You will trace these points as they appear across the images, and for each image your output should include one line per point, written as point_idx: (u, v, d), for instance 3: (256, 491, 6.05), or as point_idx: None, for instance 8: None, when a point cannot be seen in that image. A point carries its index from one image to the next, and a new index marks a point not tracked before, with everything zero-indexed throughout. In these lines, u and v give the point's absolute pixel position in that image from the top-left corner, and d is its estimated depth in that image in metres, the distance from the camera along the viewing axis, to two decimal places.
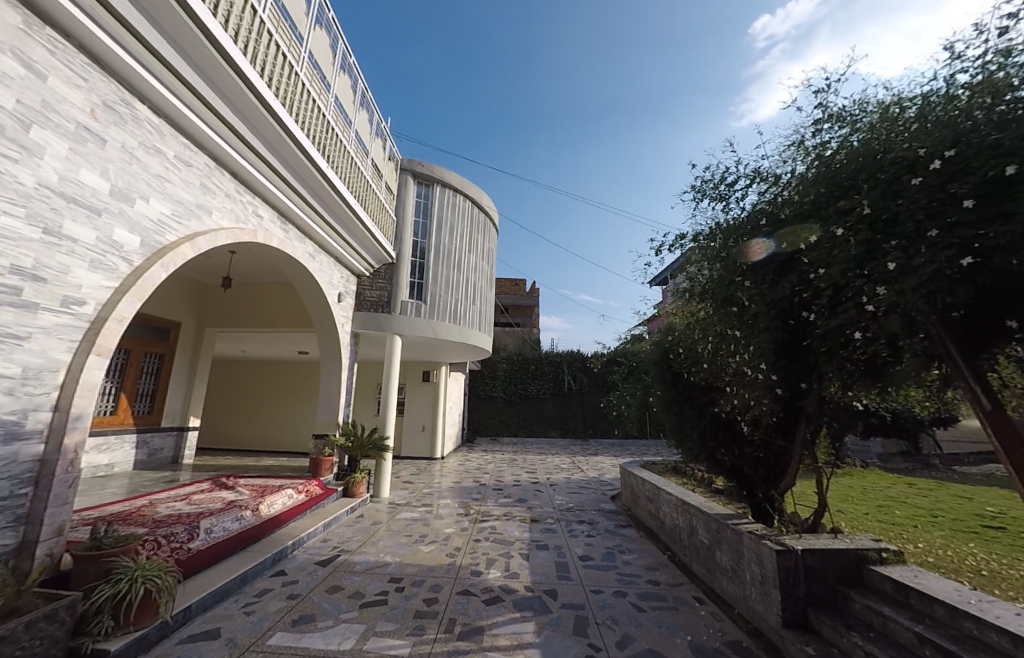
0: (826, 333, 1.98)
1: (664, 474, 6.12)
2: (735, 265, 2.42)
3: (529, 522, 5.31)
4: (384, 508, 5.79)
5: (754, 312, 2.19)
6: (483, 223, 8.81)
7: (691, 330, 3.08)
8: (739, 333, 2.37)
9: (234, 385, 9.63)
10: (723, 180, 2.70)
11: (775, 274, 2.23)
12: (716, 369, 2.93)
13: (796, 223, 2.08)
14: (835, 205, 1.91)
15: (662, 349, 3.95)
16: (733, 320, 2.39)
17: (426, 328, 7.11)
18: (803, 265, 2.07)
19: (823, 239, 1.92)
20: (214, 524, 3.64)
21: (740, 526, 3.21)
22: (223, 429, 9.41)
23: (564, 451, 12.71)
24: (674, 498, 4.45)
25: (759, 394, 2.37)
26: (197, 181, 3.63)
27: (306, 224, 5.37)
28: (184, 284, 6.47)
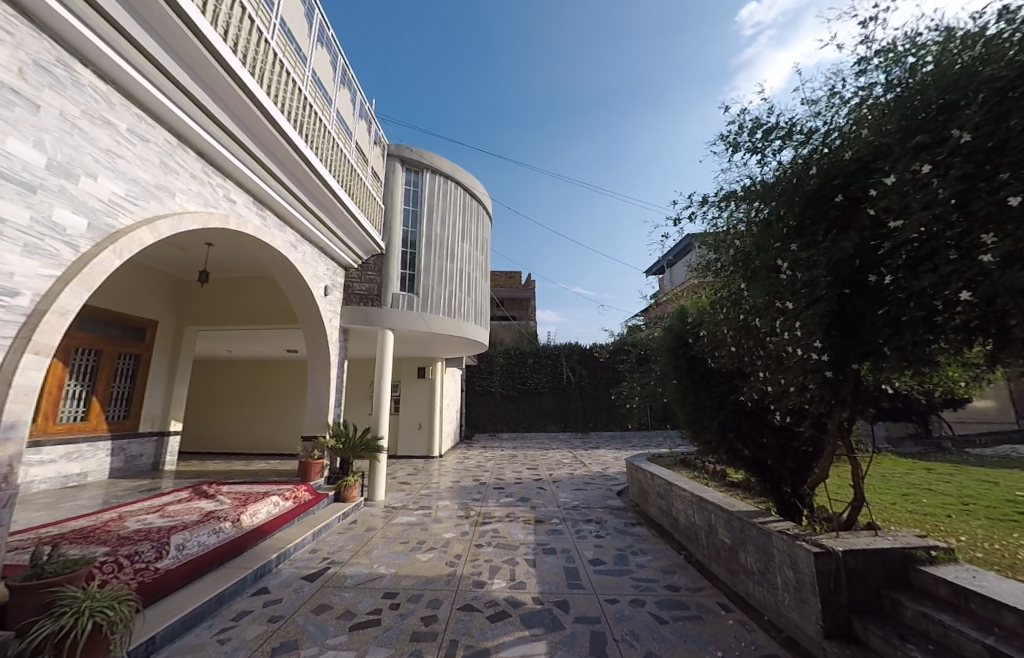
0: (904, 297, 1.62)
1: (673, 468, 5.85)
2: (776, 225, 2.08)
3: (534, 523, 5.01)
4: (379, 512, 5.46)
5: (805, 277, 1.85)
6: (477, 211, 8.42)
7: (718, 308, 2.74)
8: (783, 304, 2.04)
9: (221, 386, 9.22)
10: (760, 128, 2.35)
11: (832, 231, 1.87)
12: (746, 351, 2.59)
13: (859, 168, 1.74)
14: (913, 140, 1.53)
15: (678, 334, 3.62)
16: (777, 289, 2.04)
17: (419, 321, 6.75)
18: (870, 217, 1.71)
19: (899, 182, 1.55)
20: (188, 538, 3.30)
21: (767, 525, 2.89)
22: (210, 432, 9.01)
23: (565, 445, 12.45)
24: (688, 495, 4.16)
25: (799, 375, 2.04)
26: (156, 158, 3.19)
27: (287, 211, 4.96)
28: (159, 279, 6.06)
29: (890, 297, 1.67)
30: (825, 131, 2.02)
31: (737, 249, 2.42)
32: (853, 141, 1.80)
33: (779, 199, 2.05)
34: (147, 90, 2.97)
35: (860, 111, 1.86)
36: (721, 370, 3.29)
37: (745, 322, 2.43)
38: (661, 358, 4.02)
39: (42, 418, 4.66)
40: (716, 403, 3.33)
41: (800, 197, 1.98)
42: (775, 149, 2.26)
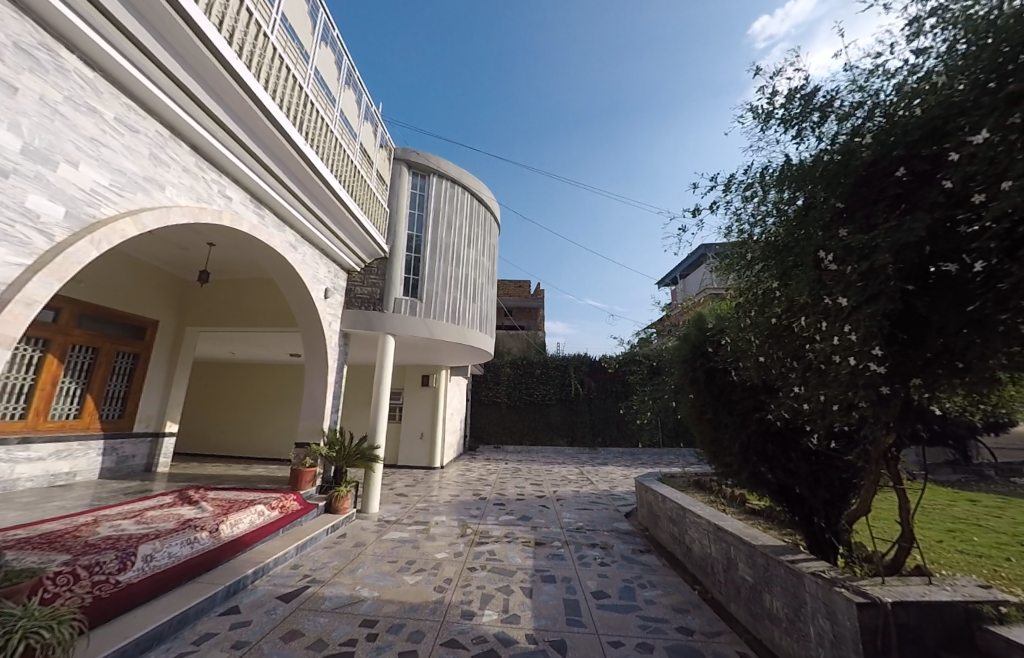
0: (1006, 287, 1.31)
1: (685, 491, 5.44)
2: (818, 211, 1.81)
3: (533, 546, 4.65)
4: (371, 526, 5.17)
5: (864, 266, 1.57)
6: (484, 216, 8.25)
7: (743, 312, 2.45)
8: (830, 307, 1.74)
9: (223, 388, 9.13)
10: (797, 100, 2.09)
11: (893, 208, 1.62)
12: (774, 363, 2.28)
13: (930, 135, 1.48)
14: (1003, 94, 1.26)
15: (695, 344, 3.32)
16: (823, 284, 1.75)
17: (422, 326, 6.54)
18: (948, 192, 1.43)
19: (983, 145, 1.28)
20: (157, 548, 3.02)
21: (798, 565, 2.53)
22: (210, 435, 8.88)
23: (572, 461, 12.01)
24: (703, 523, 3.78)
25: (852, 392, 1.71)
26: (145, 150, 2.94)
27: (289, 212, 4.78)
28: (161, 278, 5.97)
29: (982, 286, 1.38)
30: (872, 101, 1.77)
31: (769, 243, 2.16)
32: (918, 96, 1.55)
33: (823, 185, 1.82)
34: (140, 83, 2.75)
35: (923, 73, 1.59)
36: (743, 386, 2.96)
37: (776, 328, 2.13)
38: (675, 370, 3.70)
39: (32, 415, 4.51)
40: (738, 421, 2.99)
41: (855, 173, 1.70)
42: (813, 124, 2.01)
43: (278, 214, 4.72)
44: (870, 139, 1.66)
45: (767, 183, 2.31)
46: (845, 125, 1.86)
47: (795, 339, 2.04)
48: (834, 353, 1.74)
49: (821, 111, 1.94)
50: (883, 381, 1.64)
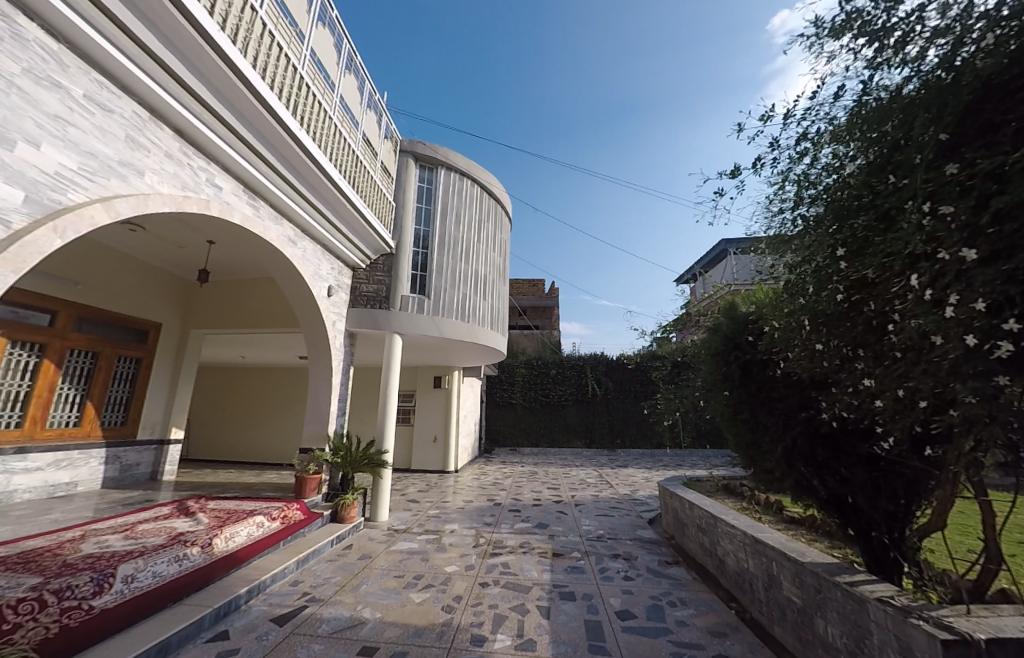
0: None
1: (715, 496, 5.02)
2: (911, 148, 1.51)
3: (551, 558, 4.31)
4: (379, 535, 4.91)
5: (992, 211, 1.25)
6: (495, 210, 7.94)
7: (793, 291, 2.13)
8: (932, 267, 1.41)
9: (239, 393, 9.33)
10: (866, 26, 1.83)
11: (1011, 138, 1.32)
12: (836, 353, 1.95)
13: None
14: None
15: (725, 334, 2.96)
16: (920, 242, 1.43)
17: (429, 325, 6.27)
18: None
19: None
20: (140, 567, 2.84)
21: (863, 589, 2.13)
22: (227, 439, 9.10)
23: (590, 463, 11.60)
24: (738, 533, 3.39)
25: (963, 379, 1.37)
26: (121, 133, 2.73)
27: (287, 204, 4.55)
28: (164, 280, 5.89)
29: None
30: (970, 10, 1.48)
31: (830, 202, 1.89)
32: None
33: (912, 118, 1.53)
34: (113, 58, 2.52)
35: None
36: (786, 380, 2.56)
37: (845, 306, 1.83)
38: (703, 363, 3.34)
39: (29, 423, 4.41)
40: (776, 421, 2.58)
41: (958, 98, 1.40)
42: (893, 49, 1.75)
43: (275, 206, 4.50)
44: (979, 51, 1.37)
45: (821, 140, 2.09)
46: (932, 47, 1.59)
47: (875, 316, 1.72)
48: (938, 331, 1.42)
49: (908, 29, 1.67)
50: (1005, 371, 1.32)
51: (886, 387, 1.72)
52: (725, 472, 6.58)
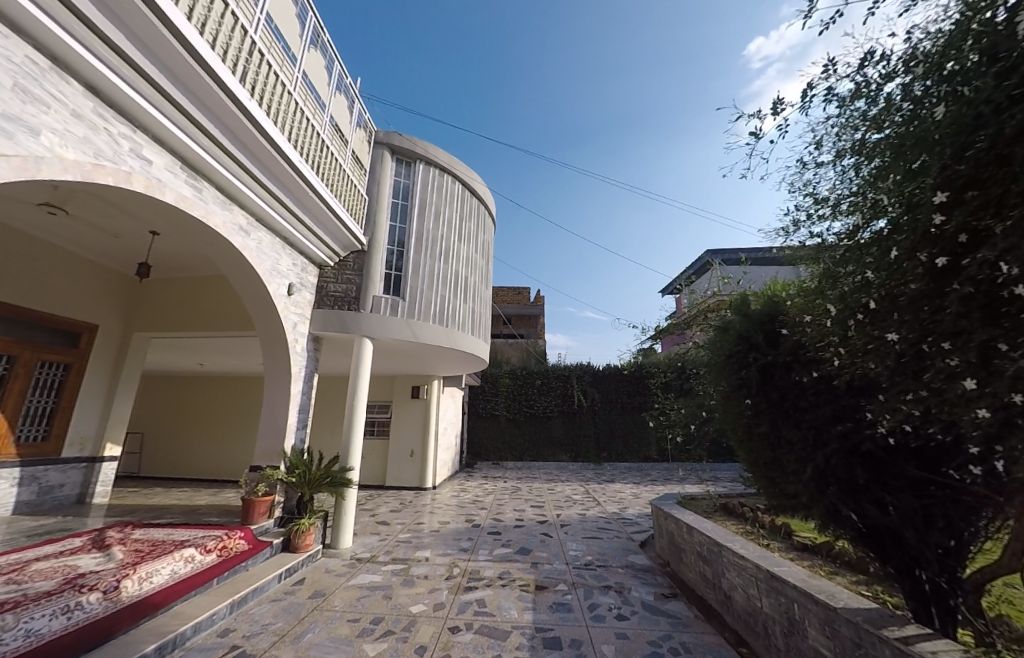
0: None
1: (712, 517, 4.59)
2: None
3: (533, 592, 3.79)
4: (337, 567, 4.30)
5: None
6: (478, 210, 7.55)
7: (847, 266, 1.63)
8: None
9: (223, 408, 9.42)
10: None
11: None
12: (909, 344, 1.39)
13: None
14: None
15: (740, 331, 2.56)
16: None
17: (403, 329, 5.75)
18: None
19: None
20: (6, 627, 2.21)
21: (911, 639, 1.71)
22: (210, 456, 9.20)
23: (575, 478, 11.09)
24: (749, 565, 2.95)
25: None
26: (7, 80, 2.16)
27: (235, 187, 4.00)
28: (106, 277, 5.26)
29: None
30: None
31: (910, 124, 1.38)
32: None
33: None
34: None
35: None
36: (818, 387, 2.11)
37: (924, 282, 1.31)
38: (712, 369, 2.96)
39: None
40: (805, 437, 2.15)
41: None
42: None
43: (220, 188, 3.94)
44: None
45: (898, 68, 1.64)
46: None
47: (979, 290, 1.18)
48: None
49: None
50: None
51: (990, 393, 1.19)
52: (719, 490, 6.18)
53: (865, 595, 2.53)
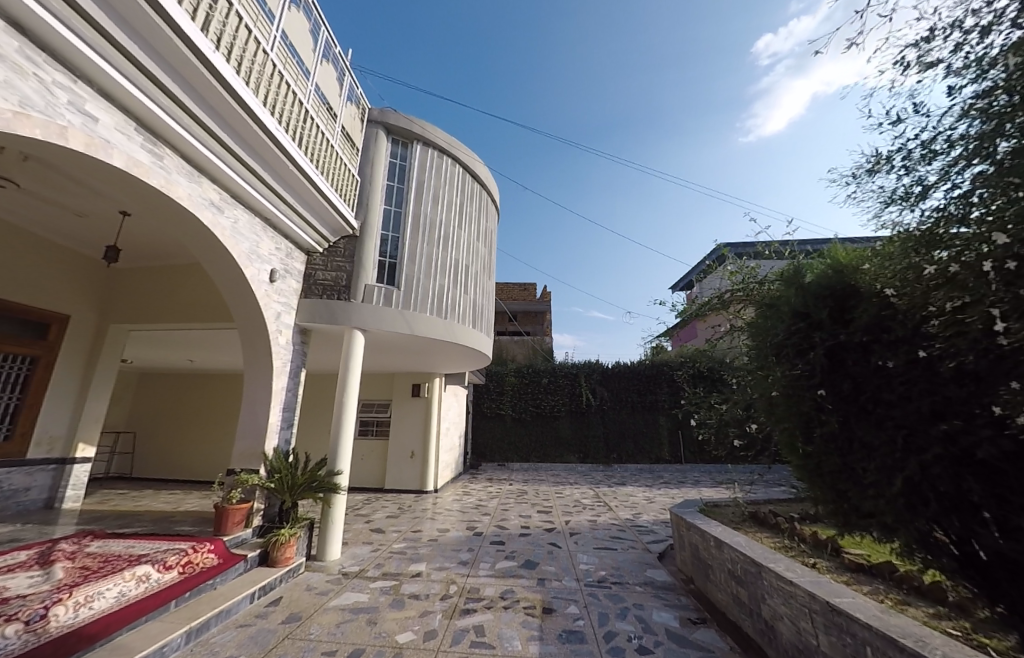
0: None
1: (741, 528, 4.05)
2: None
3: (540, 616, 3.30)
4: (320, 583, 3.84)
5: None
6: (481, 196, 7.10)
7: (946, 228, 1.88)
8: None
9: (216, 408, 9.05)
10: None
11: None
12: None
13: None
14: None
15: (799, 307, 2.40)
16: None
17: (398, 321, 5.30)
18: None
19: None
20: None
21: None
22: (203, 459, 8.87)
23: (585, 481, 10.58)
24: (800, 593, 2.42)
25: None
26: None
27: (203, 156, 3.53)
28: (77, 265, 4.88)
29: None
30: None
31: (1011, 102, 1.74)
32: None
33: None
34: None
35: None
36: (916, 380, 1.80)
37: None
38: (761, 358, 2.75)
39: None
40: (870, 425, 2.00)
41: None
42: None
43: (185, 158, 3.47)
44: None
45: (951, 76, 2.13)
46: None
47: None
48: None
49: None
50: None
51: None
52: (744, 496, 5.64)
53: (952, 635, 2.01)
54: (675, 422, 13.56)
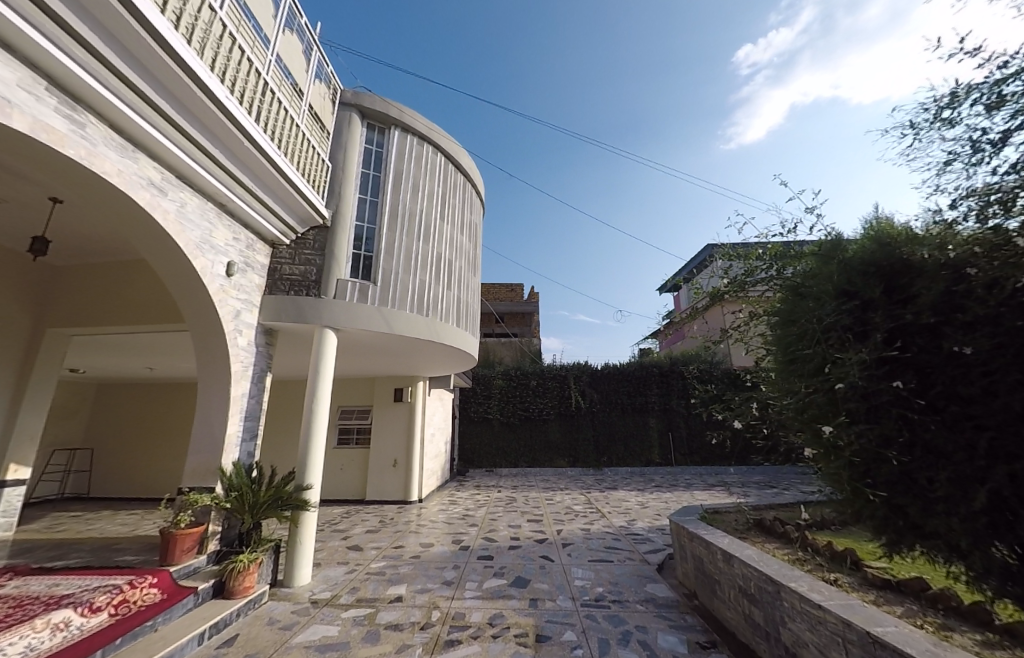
0: None
1: (747, 539, 3.75)
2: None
3: (532, 644, 2.95)
4: (284, 615, 3.39)
5: None
6: (464, 188, 6.75)
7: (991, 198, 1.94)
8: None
9: (183, 419, 8.44)
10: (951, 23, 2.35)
11: None
12: None
13: None
14: None
15: (841, 284, 2.20)
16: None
17: (375, 319, 4.89)
18: None
19: None
20: None
21: None
22: (168, 475, 8.25)
23: (576, 486, 10.25)
24: (831, 620, 2.13)
25: None
26: None
27: (137, 126, 3.07)
28: (7, 264, 4.34)
29: None
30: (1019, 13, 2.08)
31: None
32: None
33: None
34: None
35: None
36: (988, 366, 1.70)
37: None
38: (786, 354, 2.54)
39: None
40: (943, 427, 1.83)
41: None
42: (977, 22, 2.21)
43: (113, 126, 3.01)
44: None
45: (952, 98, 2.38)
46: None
47: None
48: None
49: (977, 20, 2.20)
50: None
51: None
52: (744, 500, 5.38)
53: None
54: (666, 424, 13.38)
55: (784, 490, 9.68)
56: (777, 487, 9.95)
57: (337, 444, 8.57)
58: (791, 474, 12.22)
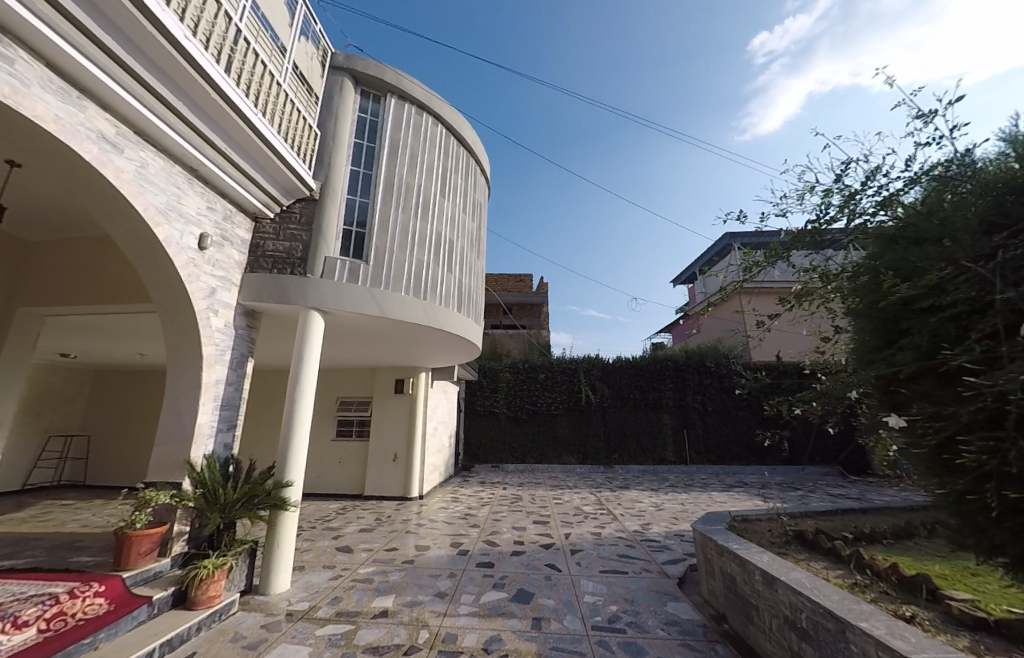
0: None
1: (789, 558, 3.17)
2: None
3: None
4: (251, 630, 2.97)
5: None
6: (468, 165, 6.25)
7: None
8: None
9: None
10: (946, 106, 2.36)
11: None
12: None
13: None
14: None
15: (988, 211, 1.70)
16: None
17: (366, 300, 4.44)
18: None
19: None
20: None
21: None
22: None
23: (585, 484, 9.77)
24: None
25: None
26: None
27: (77, 64, 2.58)
28: None
29: None
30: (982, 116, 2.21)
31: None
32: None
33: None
34: None
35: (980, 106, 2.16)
36: None
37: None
38: (887, 329, 2.02)
39: None
40: None
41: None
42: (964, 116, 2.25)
43: (52, 66, 2.56)
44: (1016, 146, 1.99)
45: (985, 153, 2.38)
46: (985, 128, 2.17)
47: None
48: None
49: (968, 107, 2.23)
50: None
51: None
52: (774, 507, 4.83)
53: None
54: (680, 421, 12.80)
55: (809, 493, 9.06)
56: (800, 490, 9.33)
57: (336, 436, 8.21)
58: (814, 475, 11.56)
